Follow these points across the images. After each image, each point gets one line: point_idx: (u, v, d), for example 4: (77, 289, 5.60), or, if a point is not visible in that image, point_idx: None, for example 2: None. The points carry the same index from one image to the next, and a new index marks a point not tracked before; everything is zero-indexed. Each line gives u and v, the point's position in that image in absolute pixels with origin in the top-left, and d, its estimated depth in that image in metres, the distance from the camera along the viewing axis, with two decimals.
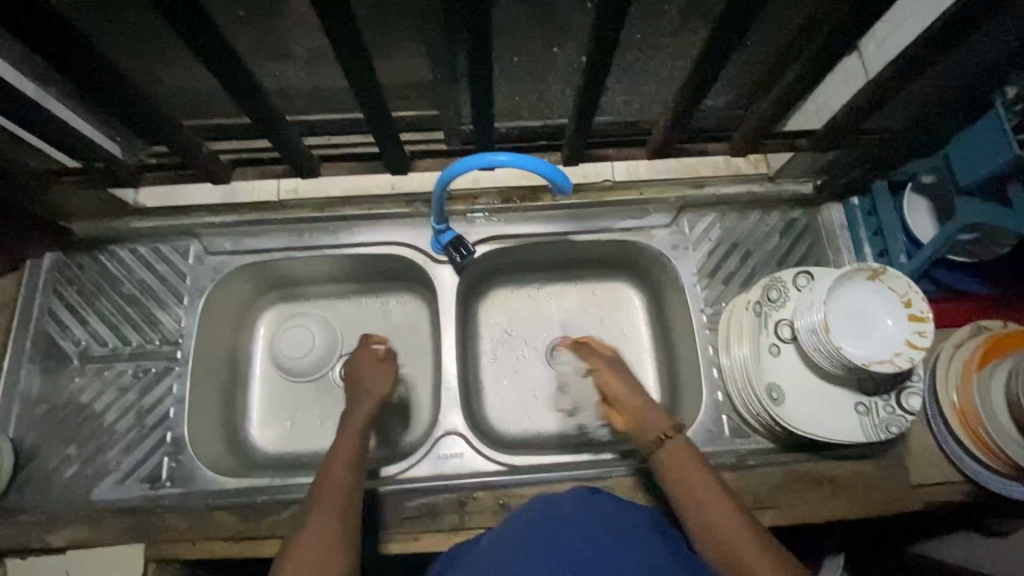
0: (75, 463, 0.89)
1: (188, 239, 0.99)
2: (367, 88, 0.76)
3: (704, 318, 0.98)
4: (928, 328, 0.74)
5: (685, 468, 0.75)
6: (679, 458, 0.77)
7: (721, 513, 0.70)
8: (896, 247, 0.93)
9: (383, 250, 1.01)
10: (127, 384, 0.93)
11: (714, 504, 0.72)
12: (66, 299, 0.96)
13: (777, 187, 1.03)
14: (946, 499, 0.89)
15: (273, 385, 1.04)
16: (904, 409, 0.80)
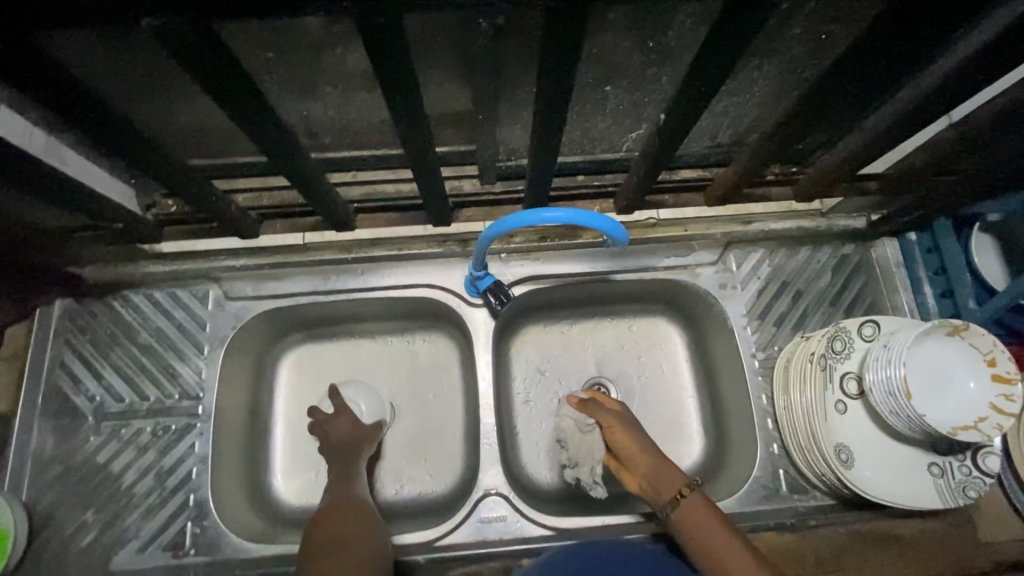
0: (93, 530, 0.83)
1: (208, 283, 0.94)
2: (408, 134, 0.70)
3: (755, 363, 0.93)
4: (1015, 391, 0.69)
5: (704, 524, 0.70)
6: (698, 516, 0.71)
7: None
8: (962, 290, 0.87)
9: (412, 293, 0.95)
10: (146, 443, 0.87)
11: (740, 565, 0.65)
12: (79, 351, 0.90)
13: (828, 222, 0.98)
14: (1020, 559, 0.83)
15: (297, 435, 0.97)
16: (982, 471, 0.75)
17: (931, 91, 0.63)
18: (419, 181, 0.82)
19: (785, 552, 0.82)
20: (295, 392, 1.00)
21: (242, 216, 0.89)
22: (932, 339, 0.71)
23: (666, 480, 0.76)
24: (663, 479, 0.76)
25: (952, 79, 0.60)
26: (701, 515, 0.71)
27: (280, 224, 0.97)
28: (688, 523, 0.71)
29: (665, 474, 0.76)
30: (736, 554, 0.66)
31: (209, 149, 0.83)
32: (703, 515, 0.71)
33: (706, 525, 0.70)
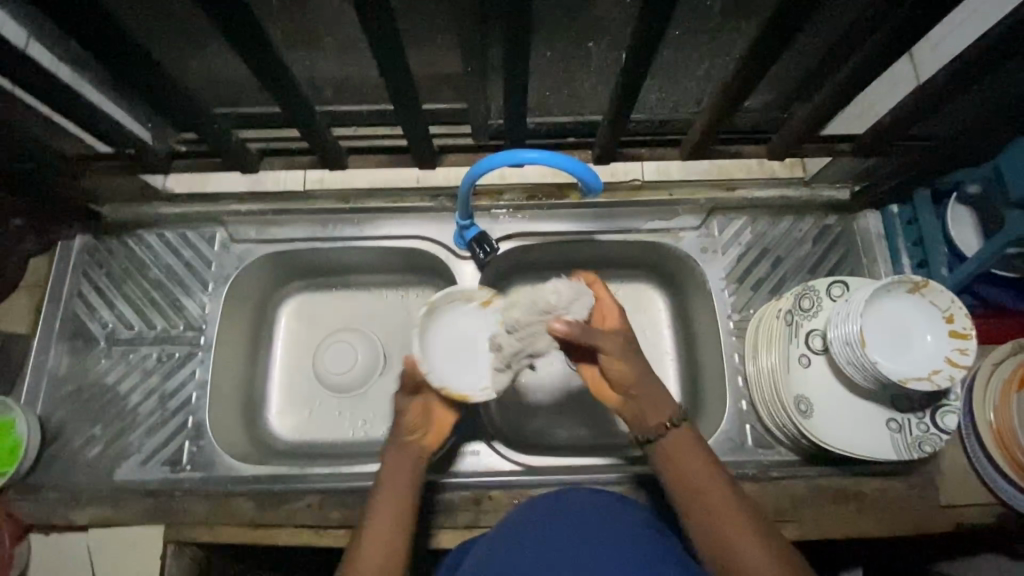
0: (100, 444, 0.90)
1: (215, 225, 0.99)
2: (399, 81, 0.75)
3: (730, 324, 0.95)
4: (970, 346, 0.71)
5: (693, 475, 0.69)
6: (689, 465, 0.70)
7: (741, 533, 0.64)
8: (935, 258, 0.89)
9: (405, 244, 0.98)
10: (151, 368, 0.94)
11: (733, 519, 0.65)
12: (95, 282, 0.97)
13: (812, 192, 1.00)
14: (978, 523, 0.85)
15: (294, 375, 1.04)
16: (940, 428, 0.78)
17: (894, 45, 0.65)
18: (406, 129, 0.87)
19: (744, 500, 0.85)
20: (294, 336, 1.06)
21: (245, 150, 0.93)
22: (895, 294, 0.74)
23: (659, 421, 0.72)
24: (653, 419, 0.73)
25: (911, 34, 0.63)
26: (694, 465, 0.70)
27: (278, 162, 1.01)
28: (674, 463, 0.71)
29: (660, 415, 0.73)
30: (730, 507, 0.66)
31: (228, 97, 0.91)
32: (692, 463, 0.70)
33: (701, 476, 0.69)
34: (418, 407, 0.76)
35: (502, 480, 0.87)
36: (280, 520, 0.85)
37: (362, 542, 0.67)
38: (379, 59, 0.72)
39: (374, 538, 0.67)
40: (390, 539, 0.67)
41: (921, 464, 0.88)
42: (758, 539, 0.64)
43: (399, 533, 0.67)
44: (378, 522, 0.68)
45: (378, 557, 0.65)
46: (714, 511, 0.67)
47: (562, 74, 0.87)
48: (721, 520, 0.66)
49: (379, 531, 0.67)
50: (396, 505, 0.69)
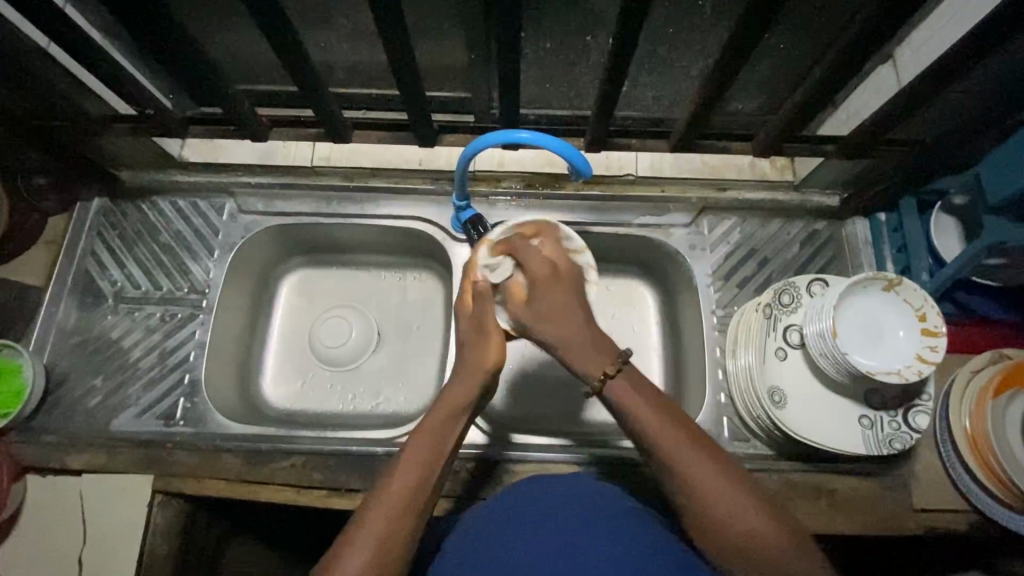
0: (99, 394, 0.94)
1: (225, 196, 1.03)
2: (405, 64, 0.80)
3: (714, 319, 0.97)
4: (940, 344, 0.74)
5: (643, 414, 0.63)
6: (635, 400, 0.64)
7: (704, 473, 0.60)
8: (918, 265, 0.90)
9: (402, 224, 1.02)
10: (154, 326, 0.98)
11: (697, 461, 0.61)
12: (108, 242, 1.02)
13: (802, 196, 1.02)
14: (950, 528, 0.86)
15: (290, 346, 1.07)
16: (910, 427, 0.80)
17: (866, 44, 0.69)
18: (409, 114, 0.92)
19: None
20: (294, 309, 1.09)
21: (256, 121, 0.96)
22: (866, 287, 0.78)
23: (599, 361, 0.66)
24: (587, 364, 0.66)
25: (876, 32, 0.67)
26: (638, 406, 0.64)
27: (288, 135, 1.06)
28: (627, 403, 0.64)
29: (597, 352, 0.66)
30: (687, 448, 0.61)
31: (254, 76, 0.97)
32: (637, 401, 0.64)
33: (648, 413, 0.63)
34: (494, 351, 0.72)
35: (479, 453, 0.90)
36: (265, 477, 0.88)
37: (382, 497, 0.62)
38: (386, 46, 0.76)
39: (396, 494, 0.62)
40: (412, 499, 0.62)
41: (896, 467, 0.88)
42: (721, 476, 0.60)
43: (422, 493, 0.63)
44: (403, 482, 0.63)
45: (396, 517, 0.61)
46: (677, 457, 0.61)
47: (561, 67, 0.92)
48: (676, 457, 0.61)
49: (400, 492, 0.62)
50: (426, 465, 0.65)
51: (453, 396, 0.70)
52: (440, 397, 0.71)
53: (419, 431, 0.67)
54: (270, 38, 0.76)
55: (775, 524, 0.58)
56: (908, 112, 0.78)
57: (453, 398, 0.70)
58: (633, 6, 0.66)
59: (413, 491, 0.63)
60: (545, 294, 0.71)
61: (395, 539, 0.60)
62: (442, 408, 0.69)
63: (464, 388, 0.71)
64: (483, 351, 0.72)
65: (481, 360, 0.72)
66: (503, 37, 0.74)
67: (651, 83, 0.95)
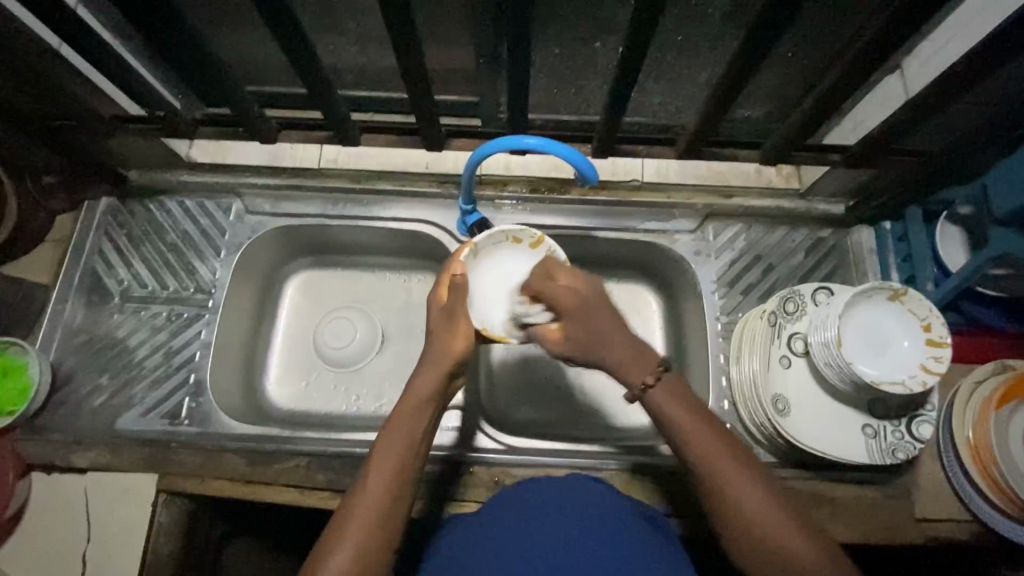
0: (105, 392, 0.95)
1: (232, 197, 1.04)
2: (415, 68, 0.80)
3: (718, 326, 0.97)
4: (945, 354, 0.75)
5: (681, 422, 0.66)
6: (677, 411, 0.66)
7: (737, 481, 0.62)
8: (923, 274, 0.90)
9: (408, 227, 1.02)
10: (160, 326, 0.99)
11: (730, 469, 0.63)
12: (115, 241, 1.03)
13: (806, 204, 1.02)
14: (951, 537, 0.86)
15: (295, 346, 1.08)
16: (914, 437, 0.80)
17: (874, 55, 0.70)
18: (417, 116, 0.92)
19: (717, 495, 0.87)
20: (299, 310, 1.10)
21: (264, 122, 0.96)
22: (872, 298, 0.78)
23: (643, 368, 0.68)
24: (630, 370, 0.68)
25: (885, 42, 0.68)
26: (681, 414, 0.66)
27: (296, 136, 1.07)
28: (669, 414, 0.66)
29: (635, 362, 0.69)
30: (721, 454, 0.63)
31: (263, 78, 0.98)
32: (680, 410, 0.66)
33: (689, 423, 0.65)
34: (461, 337, 0.73)
35: (482, 456, 0.90)
36: (268, 477, 0.89)
37: (358, 496, 0.63)
38: (396, 50, 0.77)
39: (372, 492, 0.63)
40: (387, 496, 0.63)
41: (898, 476, 0.88)
42: (752, 484, 0.62)
43: (399, 490, 0.64)
44: (380, 478, 0.64)
45: (373, 516, 0.62)
46: (718, 466, 0.63)
47: (569, 72, 0.93)
48: (715, 465, 0.63)
49: (379, 490, 0.63)
50: (399, 461, 0.65)
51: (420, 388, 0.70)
52: (404, 391, 0.70)
53: (389, 426, 0.67)
54: (279, 41, 0.76)
55: (805, 538, 0.59)
56: (916, 122, 0.78)
57: (418, 389, 0.70)
58: (644, 14, 0.66)
59: (389, 488, 0.63)
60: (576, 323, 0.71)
61: (377, 537, 0.61)
62: (408, 401, 0.69)
63: (426, 380, 0.70)
64: (449, 343, 0.72)
65: (448, 353, 0.71)
66: (514, 43, 0.74)
67: (658, 90, 0.95)
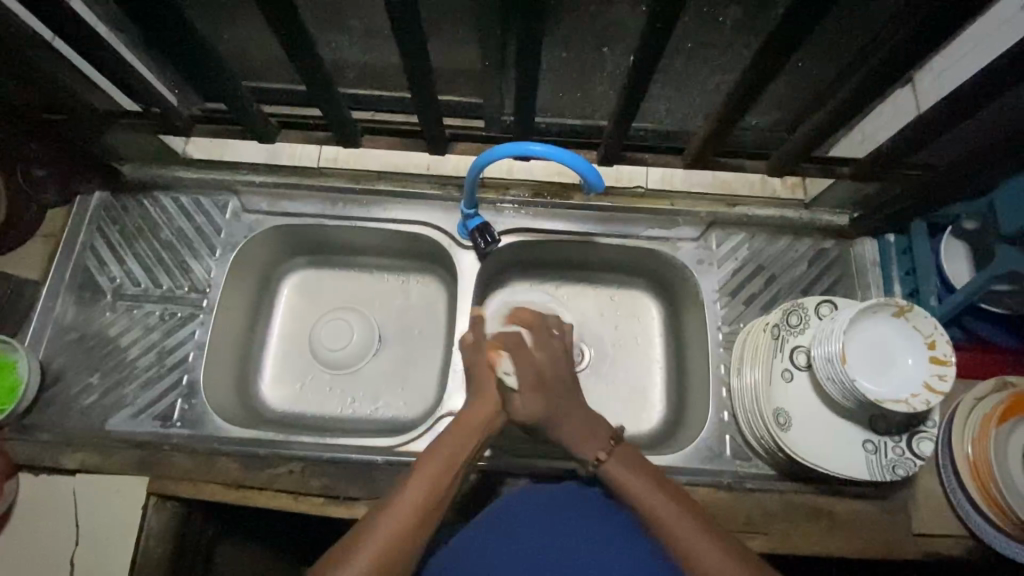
0: (95, 392, 0.93)
1: (229, 194, 1.02)
2: (420, 69, 0.79)
3: (719, 336, 0.96)
4: (949, 372, 0.74)
5: (642, 494, 0.68)
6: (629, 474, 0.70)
7: (684, 532, 0.63)
8: (926, 289, 0.90)
9: (408, 229, 1.00)
10: (153, 325, 0.97)
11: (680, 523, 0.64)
12: (107, 238, 1.00)
13: (811, 215, 1.01)
14: (949, 554, 0.85)
15: (290, 346, 1.06)
16: (915, 453, 0.80)
17: (887, 67, 0.69)
18: (420, 117, 0.90)
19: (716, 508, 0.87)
20: (294, 310, 1.08)
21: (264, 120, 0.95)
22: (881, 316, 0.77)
23: (598, 442, 0.73)
24: (585, 445, 0.73)
25: (899, 56, 0.67)
26: (631, 475, 0.70)
27: (296, 134, 1.04)
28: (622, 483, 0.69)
29: (592, 437, 0.74)
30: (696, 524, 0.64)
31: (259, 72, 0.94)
32: (631, 470, 0.70)
33: (636, 481, 0.69)
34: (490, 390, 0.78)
35: (479, 464, 0.89)
36: (262, 482, 0.87)
37: (397, 495, 0.66)
38: (402, 52, 0.76)
39: (411, 494, 0.66)
40: (427, 503, 0.65)
41: (896, 492, 0.88)
42: (703, 535, 0.63)
43: (435, 499, 0.66)
44: (421, 482, 0.67)
45: (410, 513, 0.64)
46: (676, 536, 0.63)
47: (576, 76, 0.91)
48: (665, 522, 0.65)
49: (419, 490, 0.66)
50: (438, 478, 0.68)
51: (473, 419, 0.75)
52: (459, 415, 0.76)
53: (433, 449, 0.71)
54: (284, 41, 0.75)
55: None
56: (926, 137, 0.77)
57: (474, 416, 0.76)
58: (658, 23, 0.65)
59: (429, 493, 0.66)
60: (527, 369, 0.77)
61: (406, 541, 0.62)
62: (464, 422, 0.75)
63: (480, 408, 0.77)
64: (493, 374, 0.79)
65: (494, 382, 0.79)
66: (523, 47, 0.73)
67: (666, 96, 0.94)
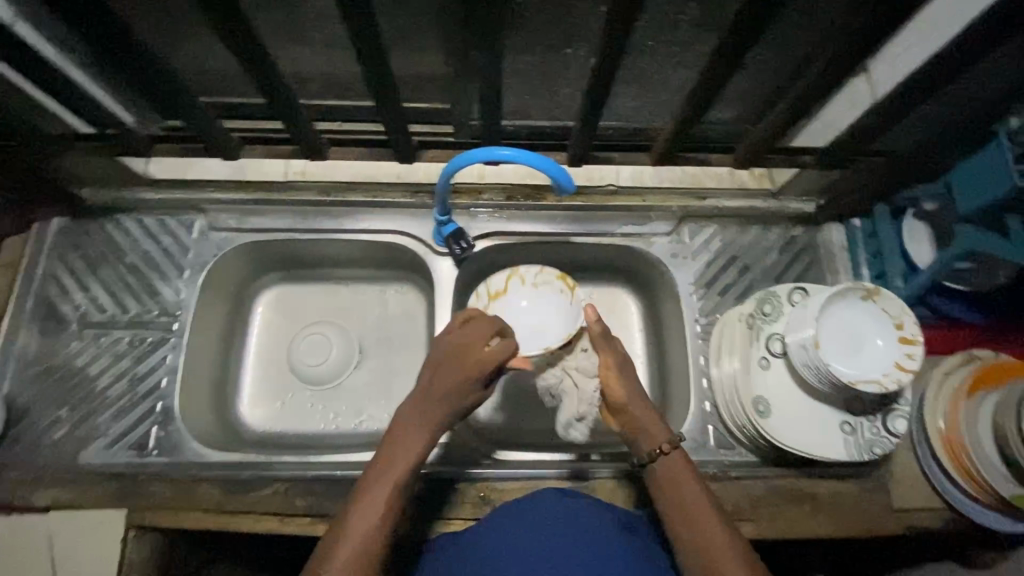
0: (65, 426, 0.90)
1: (195, 213, 1.00)
2: (381, 78, 0.78)
3: (697, 328, 0.97)
4: (917, 351, 0.76)
5: (682, 484, 0.74)
6: (680, 475, 0.74)
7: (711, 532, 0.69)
8: (892, 270, 0.92)
9: (382, 239, 0.99)
10: (122, 352, 0.94)
11: (708, 522, 0.70)
12: (69, 265, 0.97)
13: (778, 204, 1.04)
14: (928, 527, 0.88)
15: (268, 364, 1.04)
16: (889, 431, 0.83)
17: (841, 58, 0.71)
18: (385, 121, 0.88)
19: None
20: (271, 327, 1.06)
21: (228, 138, 0.94)
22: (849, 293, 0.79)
23: (654, 441, 0.77)
24: (653, 434, 0.77)
25: (851, 46, 0.69)
26: (679, 474, 0.74)
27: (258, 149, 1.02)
28: (669, 483, 0.74)
29: (656, 430, 0.78)
30: (704, 508, 0.72)
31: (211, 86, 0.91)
32: (682, 475, 0.74)
33: (683, 478, 0.74)
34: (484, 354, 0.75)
35: (467, 472, 0.88)
36: (245, 506, 0.86)
37: (346, 524, 0.68)
38: (363, 63, 0.75)
39: (359, 521, 0.67)
40: (373, 533, 0.67)
41: (875, 470, 0.91)
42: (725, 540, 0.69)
43: (383, 519, 0.68)
44: (367, 507, 0.68)
45: (358, 543, 0.66)
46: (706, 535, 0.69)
47: (542, 79, 0.91)
48: (698, 521, 0.70)
49: (367, 517, 0.67)
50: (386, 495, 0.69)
51: (427, 412, 0.74)
52: (416, 402, 0.74)
53: (382, 453, 0.72)
54: (240, 60, 0.74)
55: None
56: (883, 124, 0.79)
57: (429, 409, 0.74)
58: (617, 25, 0.66)
59: (376, 522, 0.67)
60: (614, 386, 0.80)
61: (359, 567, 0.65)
62: (419, 417, 0.74)
63: (435, 398, 0.74)
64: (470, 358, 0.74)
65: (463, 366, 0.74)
66: (484, 52, 0.73)
67: (632, 95, 0.94)
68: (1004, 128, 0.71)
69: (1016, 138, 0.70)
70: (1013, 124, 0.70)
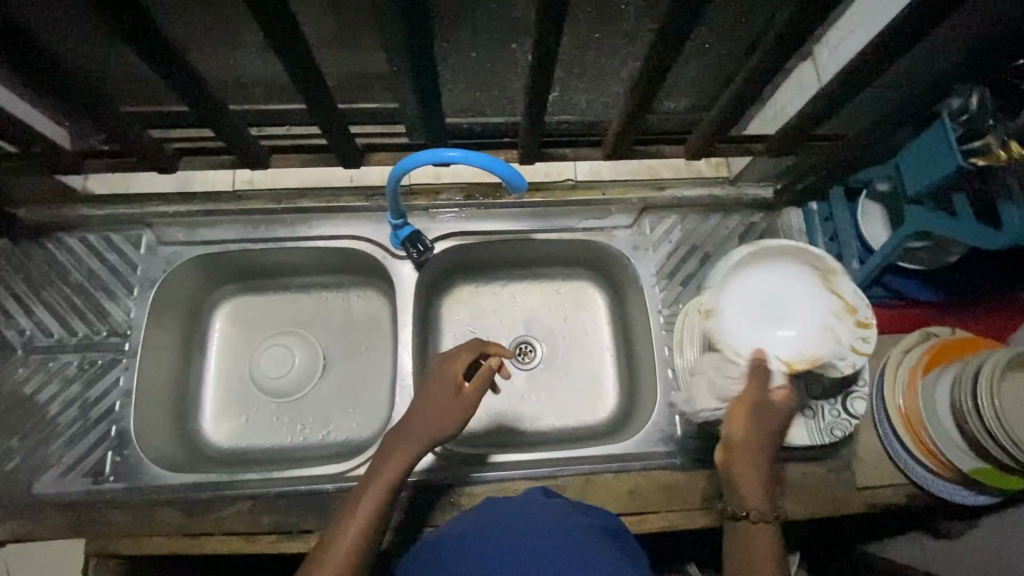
0: (16, 457, 0.87)
1: (141, 228, 0.96)
2: (316, 82, 0.75)
3: (661, 319, 0.97)
4: (872, 334, 0.76)
5: (755, 532, 0.70)
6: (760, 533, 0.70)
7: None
8: (848, 252, 0.93)
9: (338, 245, 0.97)
10: (72, 376, 0.91)
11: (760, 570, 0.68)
12: (12, 289, 0.94)
13: (737, 190, 1.04)
14: (892, 502, 0.90)
15: (230, 378, 1.01)
16: (848, 413, 0.84)
17: (781, 45, 0.70)
18: (324, 131, 0.86)
19: (671, 488, 0.89)
20: (231, 340, 1.03)
21: (161, 150, 0.90)
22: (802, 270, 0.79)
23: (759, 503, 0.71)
24: (750, 499, 0.71)
25: (789, 33, 0.68)
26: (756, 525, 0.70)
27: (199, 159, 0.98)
28: (744, 539, 0.70)
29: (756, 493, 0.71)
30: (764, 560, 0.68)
31: (141, 96, 0.87)
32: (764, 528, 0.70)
33: (763, 534, 0.70)
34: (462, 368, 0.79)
35: (436, 477, 0.88)
36: (208, 527, 0.84)
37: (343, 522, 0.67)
38: (291, 69, 0.72)
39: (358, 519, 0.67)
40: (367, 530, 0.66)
41: (840, 450, 0.92)
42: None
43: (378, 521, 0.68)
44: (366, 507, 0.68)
45: (352, 539, 0.65)
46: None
47: (489, 75, 0.89)
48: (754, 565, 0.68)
49: (364, 515, 0.67)
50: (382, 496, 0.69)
51: (425, 425, 0.74)
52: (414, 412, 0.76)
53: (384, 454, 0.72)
54: (162, 72, 0.71)
55: None
56: (829, 109, 0.79)
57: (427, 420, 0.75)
58: (547, 21, 0.65)
59: (370, 521, 0.67)
60: (743, 441, 0.71)
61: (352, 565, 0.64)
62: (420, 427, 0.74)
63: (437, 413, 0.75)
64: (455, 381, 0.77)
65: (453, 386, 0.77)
66: (418, 51, 0.71)
67: (583, 88, 0.93)
68: (946, 110, 0.71)
69: (958, 118, 0.71)
70: (954, 105, 0.71)
